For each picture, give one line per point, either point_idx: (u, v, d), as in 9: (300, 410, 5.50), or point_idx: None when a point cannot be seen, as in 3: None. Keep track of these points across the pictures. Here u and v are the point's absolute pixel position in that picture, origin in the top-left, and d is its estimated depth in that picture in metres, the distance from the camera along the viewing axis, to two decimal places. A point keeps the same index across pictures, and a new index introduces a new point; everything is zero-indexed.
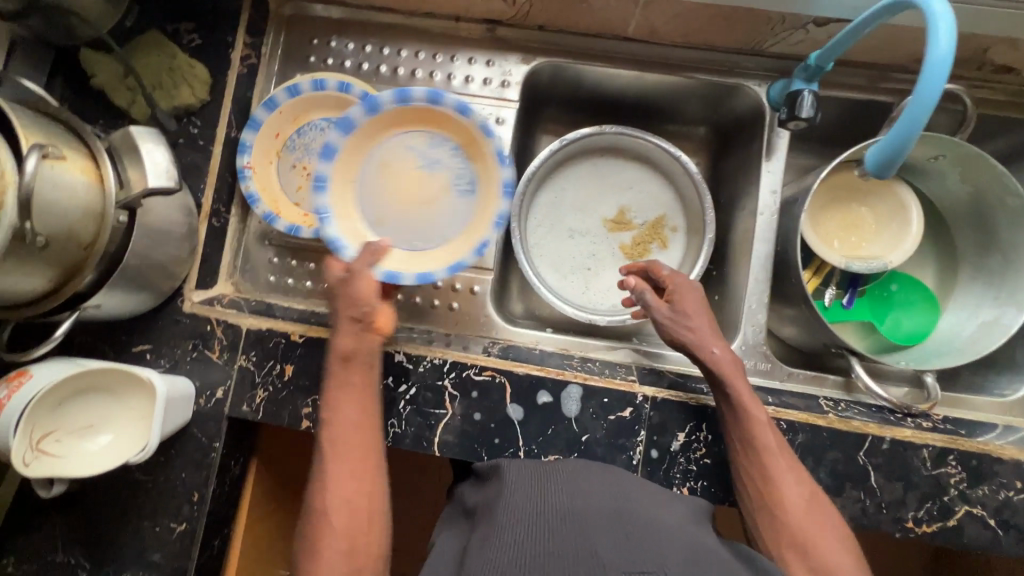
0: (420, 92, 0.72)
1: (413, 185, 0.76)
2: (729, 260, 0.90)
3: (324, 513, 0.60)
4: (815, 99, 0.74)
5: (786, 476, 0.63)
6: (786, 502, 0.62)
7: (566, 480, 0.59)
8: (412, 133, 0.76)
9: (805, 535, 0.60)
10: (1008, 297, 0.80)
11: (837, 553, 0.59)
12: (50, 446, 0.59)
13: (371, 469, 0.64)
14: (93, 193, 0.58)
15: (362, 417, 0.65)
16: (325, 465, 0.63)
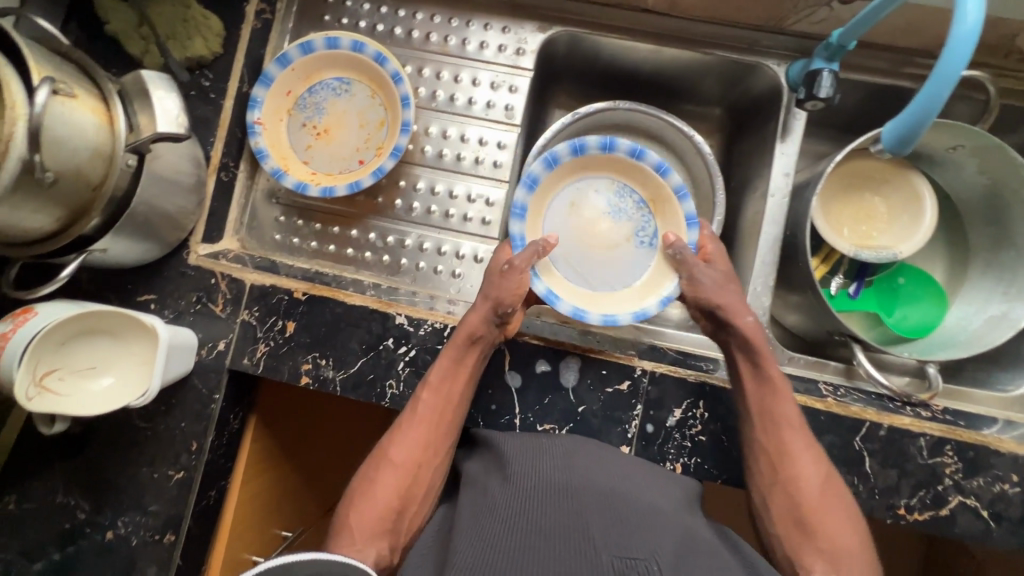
0: (594, 141, 0.78)
1: (605, 233, 0.82)
2: (736, 243, 0.89)
3: (390, 462, 0.67)
4: (835, 79, 0.72)
5: (800, 456, 0.66)
6: (801, 485, 0.65)
7: (563, 459, 0.61)
8: (609, 182, 0.82)
9: (813, 514, 0.63)
10: (1018, 293, 0.79)
11: (841, 531, 0.62)
12: (53, 384, 0.60)
13: (440, 438, 0.69)
14: (103, 134, 0.58)
15: (445, 390, 0.69)
16: (403, 420, 0.69)
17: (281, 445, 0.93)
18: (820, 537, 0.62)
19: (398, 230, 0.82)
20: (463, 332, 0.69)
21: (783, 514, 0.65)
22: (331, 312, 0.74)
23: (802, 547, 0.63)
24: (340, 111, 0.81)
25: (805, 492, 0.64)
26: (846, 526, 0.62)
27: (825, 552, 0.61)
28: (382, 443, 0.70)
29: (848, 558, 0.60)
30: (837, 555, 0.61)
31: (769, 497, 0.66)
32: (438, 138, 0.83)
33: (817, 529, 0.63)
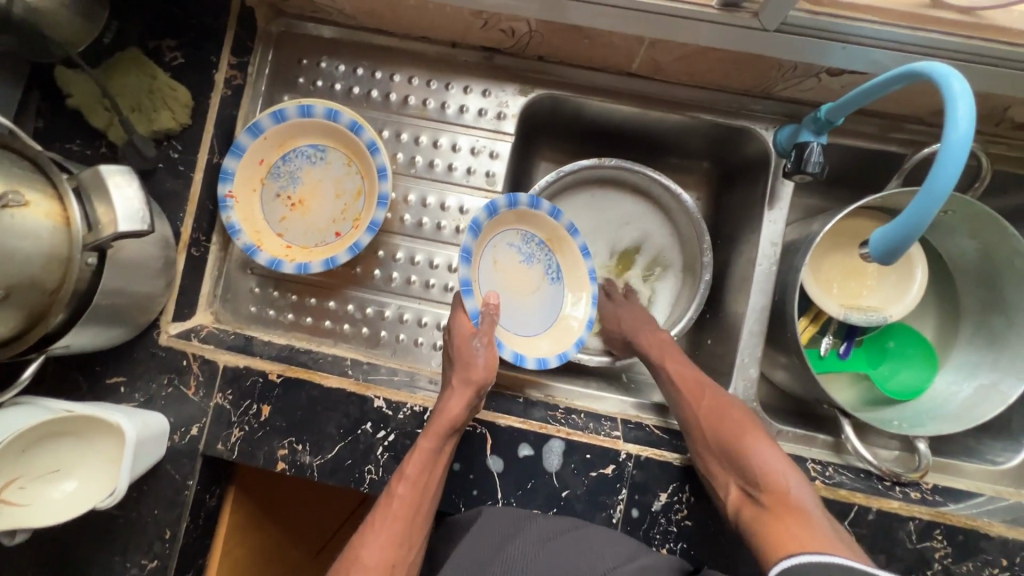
0: (502, 201, 0.75)
1: (519, 279, 0.81)
2: (724, 305, 0.87)
3: (359, 565, 0.61)
4: (823, 152, 0.70)
5: (705, 393, 0.71)
6: (715, 423, 0.68)
7: (535, 539, 0.62)
8: (508, 232, 0.81)
9: (728, 435, 0.66)
10: (1008, 363, 0.77)
11: (758, 449, 0.64)
12: (14, 494, 0.58)
13: (413, 536, 0.64)
14: (59, 237, 0.56)
15: (421, 482, 0.65)
16: (376, 515, 0.64)
17: (262, 510, 0.92)
18: (731, 452, 0.65)
19: (378, 301, 0.80)
20: (442, 422, 0.66)
21: (700, 449, 0.68)
22: (307, 395, 0.72)
23: (717, 472, 0.65)
24: (315, 180, 0.79)
25: (718, 417, 0.68)
26: (759, 443, 0.64)
27: (734, 471, 0.64)
28: (350, 542, 0.64)
29: (760, 473, 0.62)
30: (744, 462, 0.64)
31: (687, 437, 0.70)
32: (417, 206, 0.80)
33: (722, 452, 0.65)
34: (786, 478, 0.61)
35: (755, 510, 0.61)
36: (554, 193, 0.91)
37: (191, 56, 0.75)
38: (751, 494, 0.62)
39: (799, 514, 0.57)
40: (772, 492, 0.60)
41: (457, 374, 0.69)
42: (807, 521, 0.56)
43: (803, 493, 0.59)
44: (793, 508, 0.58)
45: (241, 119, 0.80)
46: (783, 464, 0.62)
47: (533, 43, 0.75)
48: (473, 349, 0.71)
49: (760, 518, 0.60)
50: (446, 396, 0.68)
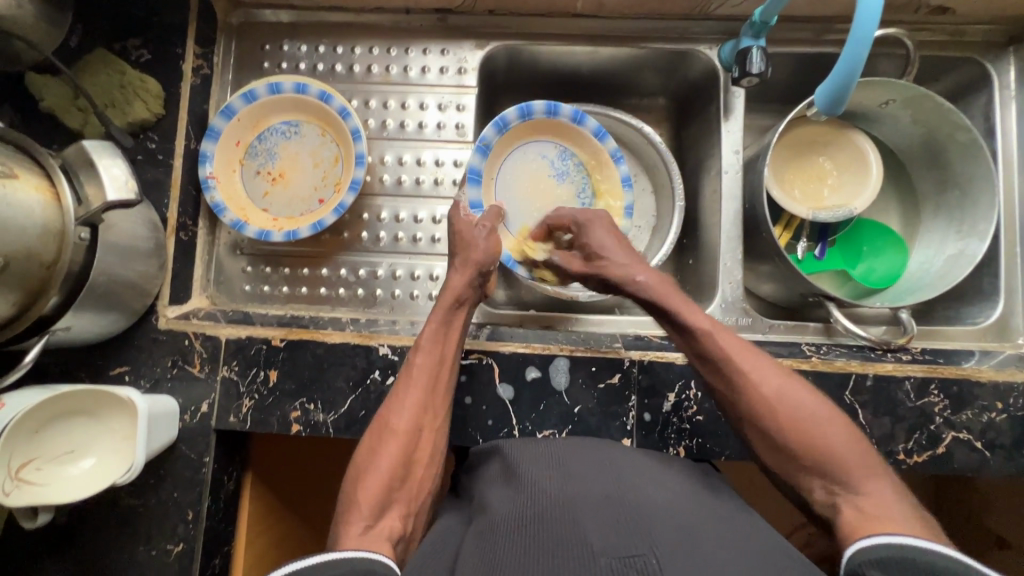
0: (513, 114, 0.81)
1: (547, 194, 0.88)
2: (699, 224, 0.91)
3: (390, 432, 0.64)
4: (764, 54, 0.75)
5: (770, 380, 0.62)
6: (794, 425, 0.59)
7: (556, 466, 0.61)
8: (545, 143, 0.88)
9: (795, 426, 0.59)
10: (970, 228, 0.83)
11: (838, 438, 0.58)
12: (31, 475, 0.58)
13: (436, 400, 0.68)
14: (51, 212, 0.57)
15: (438, 352, 0.69)
16: (400, 387, 0.67)
17: (281, 500, 0.90)
18: (812, 449, 0.58)
19: (369, 261, 0.82)
20: (449, 295, 0.71)
21: (773, 449, 0.60)
22: (312, 353, 0.73)
23: (792, 470, 0.59)
24: (292, 154, 0.82)
25: (783, 411, 0.60)
26: (828, 429, 0.58)
27: (817, 469, 0.57)
28: (377, 415, 0.66)
29: (844, 469, 0.56)
30: (825, 458, 0.57)
31: (752, 436, 0.62)
32: (394, 166, 0.83)
33: (802, 450, 0.58)
34: (871, 478, 0.55)
35: (842, 509, 0.55)
36: None
37: (157, 51, 0.77)
38: (840, 493, 0.56)
39: (886, 514, 0.52)
40: (864, 494, 0.54)
41: (458, 254, 0.74)
42: (886, 515, 0.51)
43: (894, 500, 0.53)
44: (882, 509, 0.52)
45: (212, 107, 0.83)
46: (867, 458, 0.56)
47: None
48: (478, 233, 0.75)
49: (846, 520, 0.54)
50: (450, 275, 0.74)
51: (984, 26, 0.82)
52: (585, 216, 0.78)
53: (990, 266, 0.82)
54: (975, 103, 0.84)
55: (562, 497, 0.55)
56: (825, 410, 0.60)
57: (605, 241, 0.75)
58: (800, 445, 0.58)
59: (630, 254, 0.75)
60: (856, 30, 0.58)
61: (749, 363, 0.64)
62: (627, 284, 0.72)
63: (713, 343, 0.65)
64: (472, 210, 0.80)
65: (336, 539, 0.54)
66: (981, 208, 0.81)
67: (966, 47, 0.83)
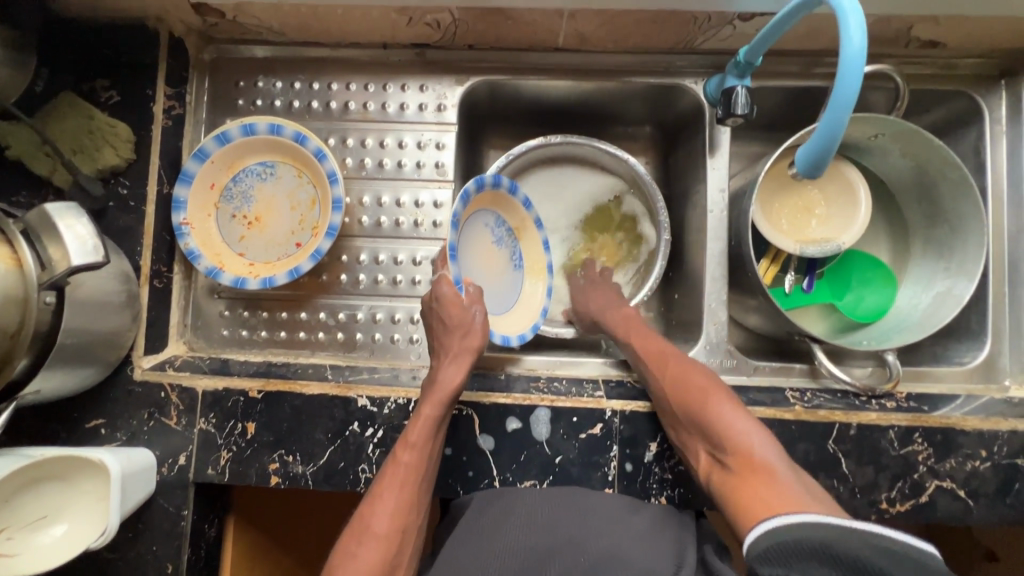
0: (472, 185, 0.74)
1: (489, 262, 0.82)
2: (685, 259, 0.90)
3: (369, 534, 0.62)
4: (749, 94, 0.73)
5: (670, 364, 0.70)
6: (693, 404, 0.66)
7: (526, 522, 0.62)
8: (483, 212, 0.81)
9: (699, 406, 0.65)
10: (959, 267, 0.82)
11: (724, 411, 0.63)
12: (2, 545, 0.57)
13: (419, 499, 0.65)
14: (12, 278, 0.56)
15: (426, 449, 0.66)
16: (384, 485, 0.64)
17: (267, 536, 0.89)
18: (693, 416, 0.65)
19: (348, 305, 0.81)
20: (444, 391, 0.68)
21: (672, 422, 0.68)
22: (290, 406, 0.72)
23: (685, 440, 0.66)
24: (269, 196, 0.80)
25: (672, 386, 0.68)
26: (719, 406, 0.64)
27: (703, 438, 0.64)
28: (356, 512, 0.64)
29: (715, 431, 0.63)
30: (703, 425, 0.64)
31: (659, 411, 0.70)
32: (373, 206, 0.81)
33: (688, 418, 0.66)
34: (745, 437, 0.61)
35: (720, 472, 0.61)
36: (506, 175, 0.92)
37: (126, 92, 0.75)
38: (718, 455, 0.62)
39: (757, 470, 0.58)
40: (733, 452, 0.61)
41: (453, 344, 0.71)
42: (757, 471, 0.58)
43: (761, 444, 0.60)
44: (752, 465, 0.59)
45: (185, 147, 0.81)
46: (736, 417, 0.63)
47: (459, 33, 0.78)
48: (472, 315, 0.72)
49: (724, 481, 0.60)
50: (443, 366, 0.70)
51: (975, 59, 0.80)
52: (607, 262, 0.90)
53: (978, 305, 0.81)
54: (966, 138, 0.83)
55: (529, 547, 0.59)
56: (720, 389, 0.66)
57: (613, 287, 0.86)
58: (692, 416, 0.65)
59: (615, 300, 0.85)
60: (836, 99, 0.56)
61: (656, 353, 0.73)
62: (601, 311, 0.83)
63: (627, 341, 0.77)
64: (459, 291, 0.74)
65: None
66: (970, 247, 0.80)
67: (957, 80, 0.81)
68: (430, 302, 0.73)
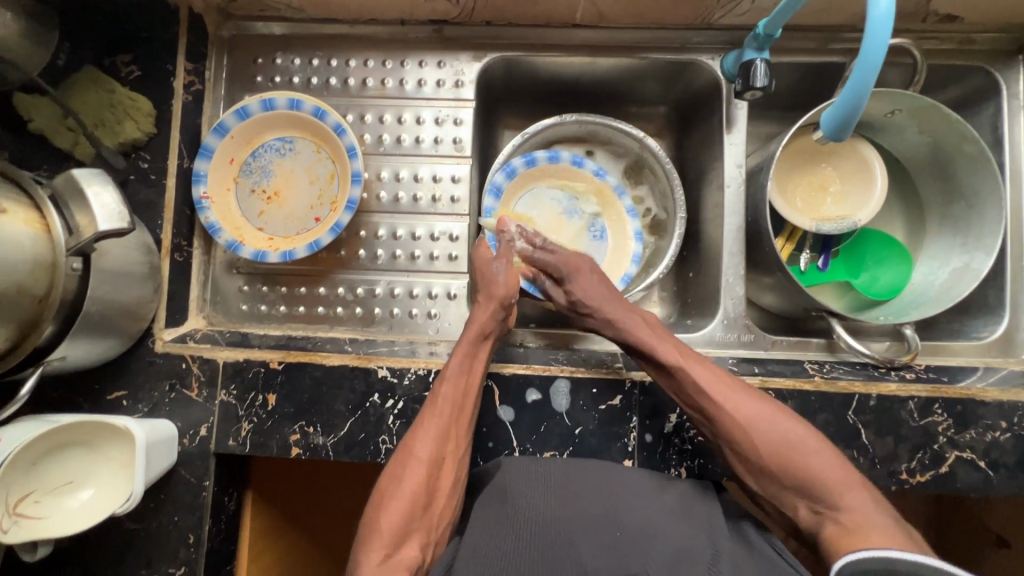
0: (519, 161, 0.87)
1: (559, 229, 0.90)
2: (701, 237, 0.90)
3: (414, 458, 0.64)
4: (768, 67, 0.73)
5: (750, 409, 0.64)
6: (784, 456, 0.62)
7: (554, 492, 0.61)
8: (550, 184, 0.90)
9: (795, 467, 0.61)
10: (976, 242, 0.82)
11: (823, 468, 0.60)
12: (29, 509, 0.58)
13: (460, 430, 0.67)
14: (41, 244, 0.56)
15: (463, 382, 0.68)
16: (424, 414, 0.66)
17: (282, 513, 0.89)
18: (791, 471, 0.61)
19: (366, 280, 0.81)
20: (475, 328, 0.71)
21: (753, 470, 0.64)
22: (311, 377, 0.72)
23: (777, 492, 0.63)
24: (287, 171, 0.81)
25: (763, 439, 0.63)
26: (815, 461, 0.61)
27: (800, 492, 0.61)
28: (401, 441, 0.66)
29: (823, 488, 0.59)
30: (805, 483, 0.60)
31: (731, 455, 0.65)
32: (391, 182, 0.82)
33: (782, 471, 0.62)
34: (850, 491, 0.58)
35: (828, 525, 0.58)
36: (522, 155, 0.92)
37: (147, 67, 0.75)
38: (822, 511, 0.59)
39: (870, 529, 0.55)
40: (845, 510, 0.57)
41: (482, 288, 0.74)
42: (873, 528, 0.55)
43: (874, 509, 0.57)
44: (865, 524, 0.56)
45: (204, 123, 0.81)
46: (844, 473, 0.60)
47: (477, 9, 0.78)
48: (495, 270, 0.75)
49: (830, 530, 0.57)
50: (475, 308, 0.73)
51: (993, 34, 0.80)
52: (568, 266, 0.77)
53: (995, 279, 0.81)
54: (982, 113, 0.83)
55: (560, 518, 0.58)
56: (810, 438, 0.62)
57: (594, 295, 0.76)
58: (783, 473, 0.61)
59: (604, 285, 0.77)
60: (864, 61, 0.58)
61: (724, 392, 0.66)
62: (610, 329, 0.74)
63: (682, 374, 0.67)
64: (489, 246, 0.79)
65: (358, 567, 0.57)
66: (988, 221, 0.80)
67: (974, 55, 0.81)
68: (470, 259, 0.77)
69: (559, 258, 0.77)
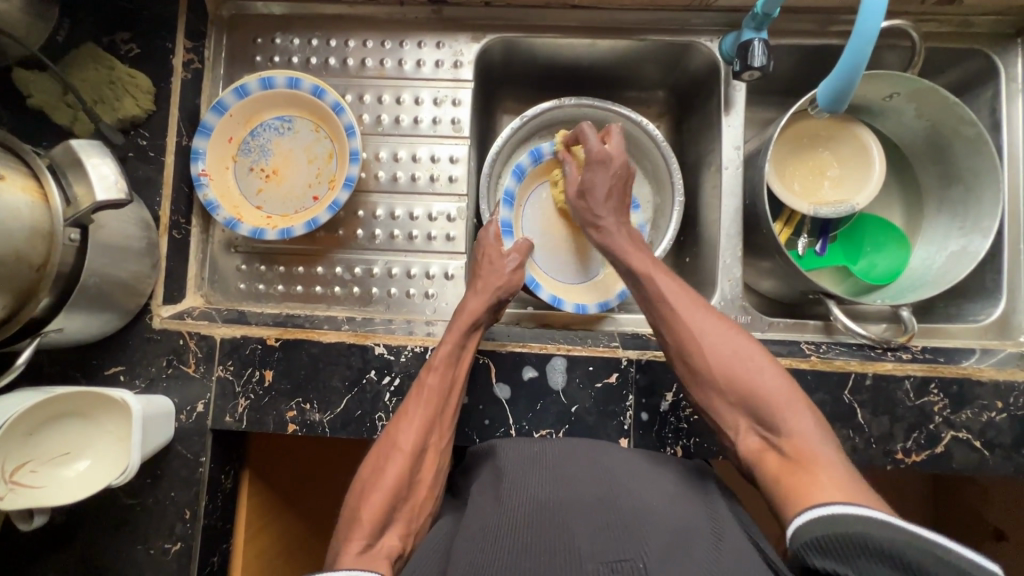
0: (547, 147, 0.87)
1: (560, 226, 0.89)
2: (699, 220, 0.90)
3: (396, 450, 0.63)
4: (767, 47, 0.73)
5: (710, 329, 0.64)
6: (731, 373, 0.61)
7: (549, 470, 0.61)
8: None
9: (740, 385, 0.60)
10: (974, 225, 0.82)
11: (771, 386, 0.59)
12: (26, 478, 0.58)
13: (443, 423, 0.67)
14: (39, 212, 0.57)
15: (450, 374, 0.68)
16: (408, 404, 0.66)
17: (279, 496, 0.89)
18: (740, 390, 0.60)
19: (364, 259, 0.81)
20: (465, 318, 0.71)
21: (702, 386, 0.63)
22: (308, 354, 0.72)
23: (724, 411, 0.61)
24: (286, 150, 0.81)
25: (712, 351, 0.63)
26: (763, 379, 0.60)
27: (746, 411, 0.60)
28: (385, 431, 0.66)
29: (770, 408, 0.58)
30: (753, 400, 0.59)
31: (686, 374, 0.65)
32: (389, 162, 0.82)
33: (730, 389, 0.61)
34: (794, 415, 0.57)
35: (770, 452, 0.57)
36: (521, 139, 0.92)
37: (147, 45, 0.76)
38: (768, 436, 0.58)
39: (811, 461, 0.53)
40: (788, 435, 0.56)
41: (480, 279, 0.74)
42: (812, 464, 0.53)
43: (814, 434, 0.55)
44: (808, 454, 0.54)
45: (204, 102, 0.81)
46: (791, 395, 0.58)
47: None
48: (507, 263, 0.77)
49: (770, 464, 0.56)
50: (467, 298, 0.73)
51: (992, 17, 0.80)
52: (600, 157, 0.77)
53: (993, 262, 0.81)
54: (981, 97, 0.83)
55: (555, 500, 0.56)
56: (762, 359, 0.61)
57: (602, 188, 0.77)
58: (726, 385, 0.61)
59: (612, 206, 0.77)
60: (859, 32, 0.58)
61: (688, 308, 0.66)
62: (592, 231, 0.77)
63: (652, 286, 0.69)
64: (504, 235, 0.82)
65: (335, 556, 0.56)
66: (985, 204, 0.80)
67: (972, 38, 0.81)
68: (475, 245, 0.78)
69: (596, 146, 0.77)
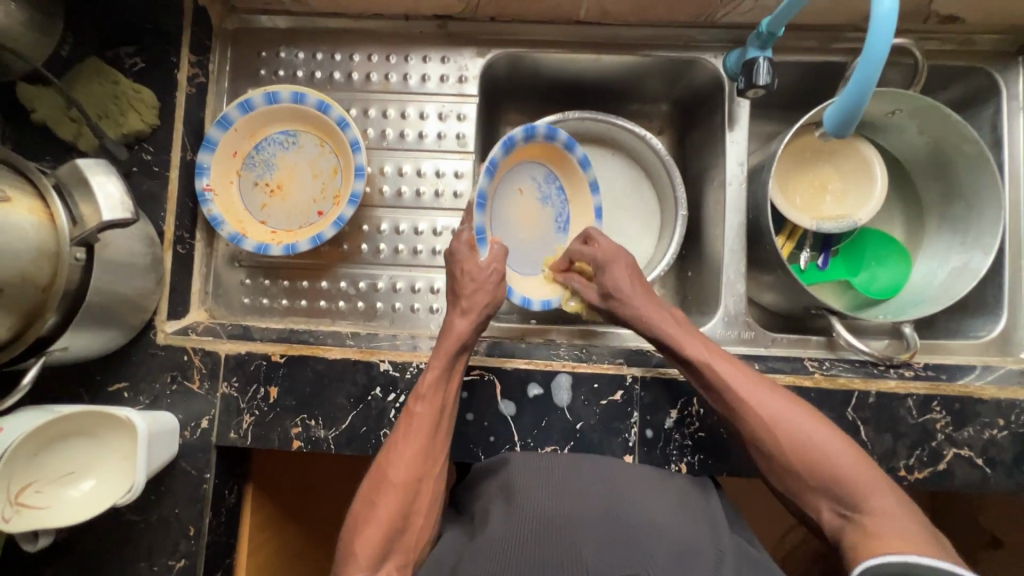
0: (519, 133, 0.79)
1: (530, 219, 0.87)
2: (702, 234, 0.90)
3: (389, 483, 0.62)
4: (771, 65, 0.74)
5: (773, 408, 0.62)
6: (805, 456, 0.60)
7: (556, 487, 0.61)
8: (535, 166, 0.87)
9: (818, 467, 0.59)
10: (975, 242, 0.82)
11: (850, 467, 0.58)
12: (31, 499, 0.57)
13: (435, 448, 0.66)
14: (45, 233, 0.56)
15: (438, 400, 0.67)
16: (399, 434, 0.65)
17: (283, 507, 0.89)
18: (818, 471, 0.59)
19: (368, 274, 0.82)
20: (452, 341, 0.69)
21: (780, 472, 0.62)
22: (313, 370, 0.72)
23: (802, 493, 0.60)
24: (291, 165, 0.81)
25: (784, 435, 0.61)
26: (840, 458, 0.59)
27: (825, 491, 0.58)
28: (377, 462, 0.65)
29: (849, 488, 0.57)
30: (828, 479, 0.58)
31: (760, 459, 0.63)
32: (394, 176, 0.82)
33: (809, 473, 0.59)
34: (876, 494, 0.56)
35: (852, 528, 0.56)
36: None
37: (152, 59, 0.75)
38: (849, 514, 0.57)
39: (886, 530, 0.53)
40: (869, 512, 0.55)
41: (466, 298, 0.72)
42: (890, 533, 0.53)
43: (900, 510, 0.54)
44: (886, 530, 0.53)
45: (208, 116, 0.81)
46: (869, 473, 0.57)
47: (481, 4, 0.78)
48: (491, 274, 0.73)
49: (852, 537, 0.55)
50: (453, 319, 0.71)
51: (993, 35, 0.81)
52: (606, 257, 0.76)
53: (993, 279, 0.81)
54: (982, 114, 0.83)
55: (563, 514, 0.57)
56: (832, 438, 0.60)
57: (624, 283, 0.74)
58: (805, 471, 0.59)
59: (646, 297, 0.74)
60: (866, 59, 0.59)
61: (749, 390, 0.64)
62: (642, 326, 0.72)
63: (709, 371, 0.66)
64: (479, 243, 0.77)
65: None
66: (986, 221, 0.81)
67: (974, 56, 0.82)
68: (448, 258, 0.74)
69: (597, 250, 0.77)
